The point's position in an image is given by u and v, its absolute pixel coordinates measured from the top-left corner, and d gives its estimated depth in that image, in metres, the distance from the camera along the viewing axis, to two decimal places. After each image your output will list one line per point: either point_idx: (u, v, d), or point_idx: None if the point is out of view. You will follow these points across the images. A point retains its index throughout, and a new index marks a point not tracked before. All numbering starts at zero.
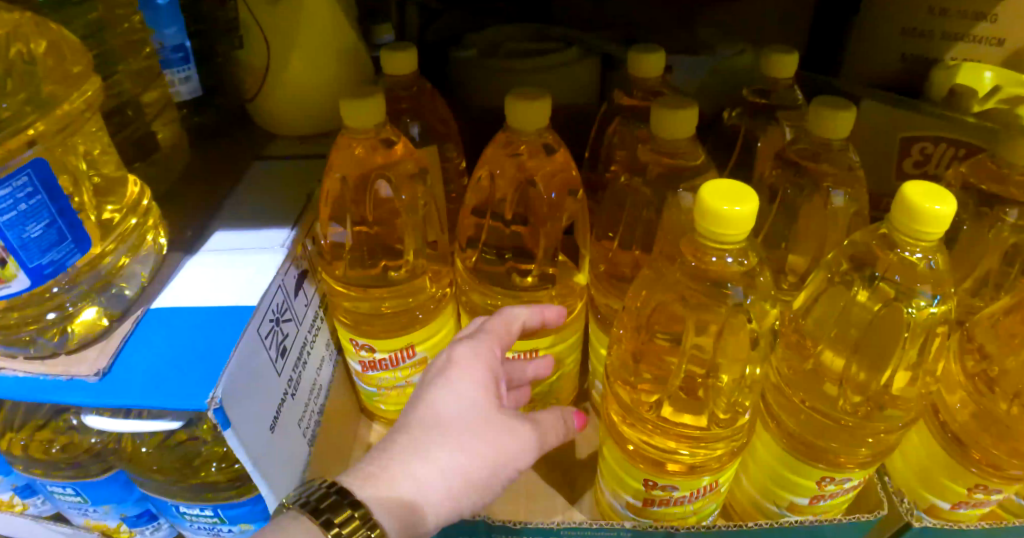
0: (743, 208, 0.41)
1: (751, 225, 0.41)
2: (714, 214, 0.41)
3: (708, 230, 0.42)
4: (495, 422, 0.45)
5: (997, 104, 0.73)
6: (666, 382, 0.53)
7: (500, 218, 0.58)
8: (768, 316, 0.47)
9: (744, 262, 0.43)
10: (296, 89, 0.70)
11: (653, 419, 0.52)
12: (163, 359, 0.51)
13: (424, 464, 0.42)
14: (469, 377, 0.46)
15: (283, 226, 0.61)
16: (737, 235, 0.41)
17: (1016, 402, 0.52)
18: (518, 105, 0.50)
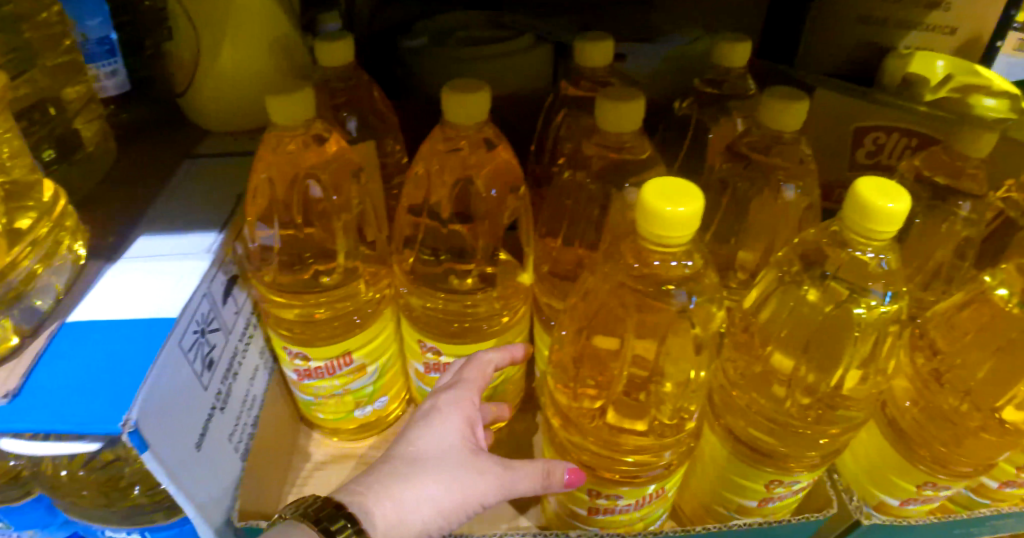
0: (687, 208, 0.38)
1: (696, 224, 0.38)
2: (657, 217, 0.37)
3: (650, 233, 0.38)
4: (472, 462, 0.44)
5: (948, 92, 0.76)
6: (610, 388, 0.50)
7: (437, 217, 0.55)
8: (714, 321, 0.45)
9: (688, 265, 0.41)
10: (226, 83, 0.64)
11: (597, 431, 0.50)
12: (73, 378, 0.48)
13: (400, 487, 0.40)
14: (448, 420, 0.46)
15: (210, 231, 0.58)
16: (683, 237, 0.38)
17: (965, 399, 0.54)
18: (453, 98, 0.47)
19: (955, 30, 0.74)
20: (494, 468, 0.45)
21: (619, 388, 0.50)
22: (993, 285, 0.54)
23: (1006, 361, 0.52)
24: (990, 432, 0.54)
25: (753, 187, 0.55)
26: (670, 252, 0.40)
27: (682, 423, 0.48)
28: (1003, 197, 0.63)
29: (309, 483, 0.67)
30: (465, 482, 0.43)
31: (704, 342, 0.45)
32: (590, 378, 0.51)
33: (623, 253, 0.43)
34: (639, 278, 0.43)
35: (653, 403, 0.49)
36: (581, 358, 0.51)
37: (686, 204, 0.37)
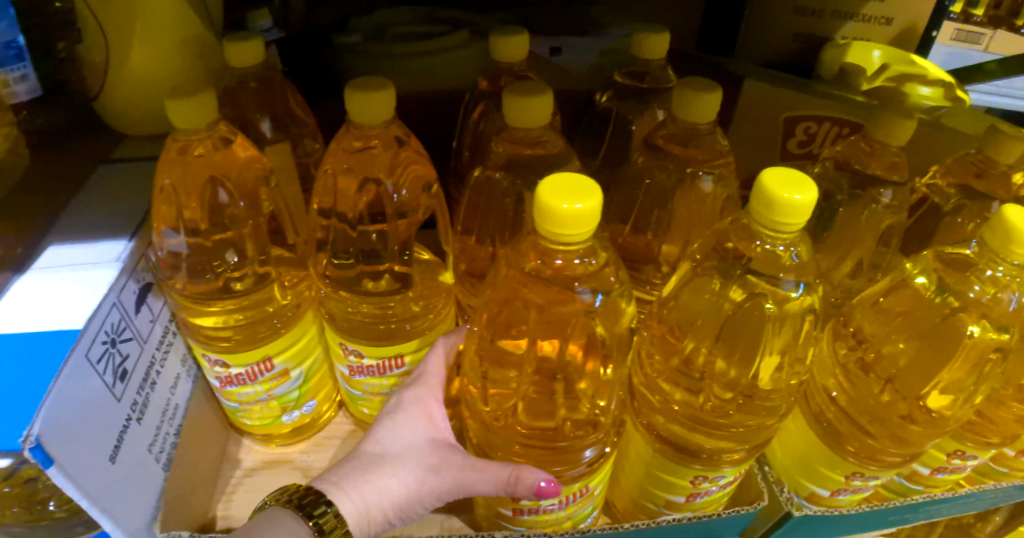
0: (585, 205, 0.36)
1: (597, 219, 0.37)
2: (555, 215, 0.36)
3: (551, 233, 0.37)
4: (441, 457, 0.46)
5: (885, 81, 0.76)
6: (517, 387, 0.49)
7: (346, 220, 0.54)
8: (625, 317, 0.46)
9: (591, 261, 0.42)
10: (137, 84, 0.62)
11: (511, 436, 0.49)
12: None
13: (360, 485, 0.43)
14: (411, 416, 0.48)
15: (121, 238, 0.56)
16: (585, 233, 0.37)
17: (888, 388, 0.54)
18: (357, 96, 0.46)
19: (891, 20, 0.76)
20: (458, 462, 0.46)
21: (526, 387, 0.49)
22: (914, 274, 0.54)
23: (929, 350, 0.53)
24: (918, 423, 0.54)
25: (674, 181, 0.54)
26: (573, 248, 0.39)
27: (595, 421, 0.49)
28: (926, 184, 0.65)
29: (237, 492, 0.65)
30: (425, 476, 0.45)
31: (610, 339, 0.46)
32: (494, 382, 0.49)
33: (524, 251, 0.42)
34: (544, 276, 0.43)
35: (563, 403, 0.49)
36: (485, 361, 0.48)
37: (584, 201, 0.36)
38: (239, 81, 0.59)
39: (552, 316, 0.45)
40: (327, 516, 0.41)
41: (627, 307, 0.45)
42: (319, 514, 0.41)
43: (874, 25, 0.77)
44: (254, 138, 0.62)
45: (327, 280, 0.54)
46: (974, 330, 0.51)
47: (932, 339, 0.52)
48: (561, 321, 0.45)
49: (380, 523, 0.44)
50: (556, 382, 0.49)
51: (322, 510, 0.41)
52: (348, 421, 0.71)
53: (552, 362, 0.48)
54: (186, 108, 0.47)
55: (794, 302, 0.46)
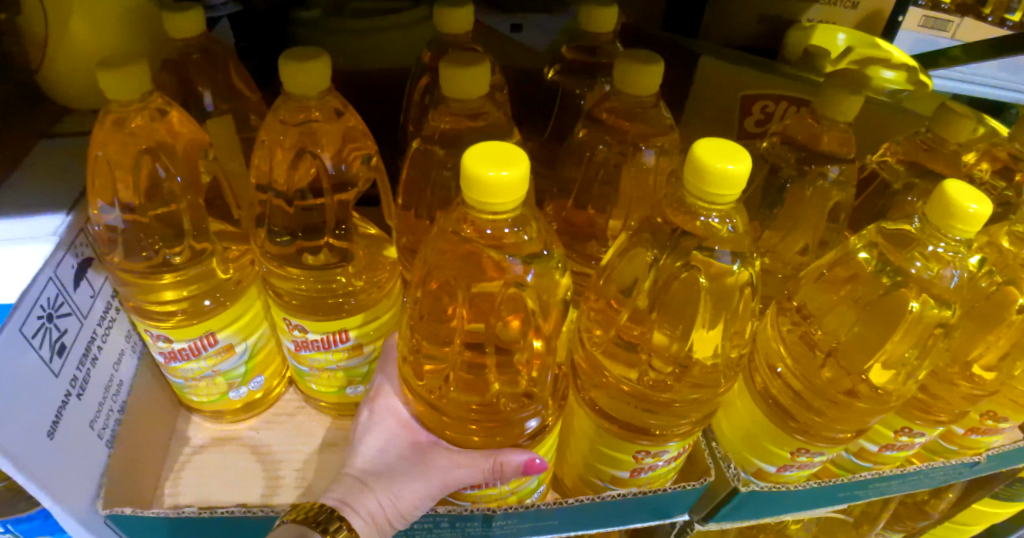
0: (512, 172, 0.36)
1: (524, 188, 0.37)
2: (481, 181, 0.36)
3: (477, 202, 0.37)
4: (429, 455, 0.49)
5: (849, 64, 0.75)
6: (452, 360, 0.49)
7: (283, 195, 0.53)
8: (559, 288, 0.46)
9: (522, 233, 0.42)
10: (75, 57, 0.61)
11: (450, 409, 0.49)
12: None
13: (361, 507, 0.46)
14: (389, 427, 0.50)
15: (57, 212, 0.54)
16: (512, 202, 0.37)
17: (829, 364, 0.54)
18: (291, 66, 0.46)
19: (856, 5, 0.78)
20: (438, 457, 0.48)
21: (460, 359, 0.49)
22: (857, 248, 0.54)
23: (873, 323, 0.53)
24: (862, 399, 0.53)
25: (616, 152, 0.54)
26: (502, 217, 0.39)
27: (530, 392, 0.49)
28: (878, 161, 0.65)
29: (186, 469, 0.64)
30: (421, 477, 0.47)
31: (541, 309, 0.46)
32: (429, 358, 0.50)
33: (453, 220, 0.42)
34: (472, 247, 0.43)
35: (495, 377, 0.49)
36: (419, 335, 0.49)
37: (510, 169, 0.36)
38: (182, 54, 0.58)
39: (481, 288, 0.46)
40: (342, 532, 0.44)
41: (562, 278, 0.45)
42: (334, 530, 0.44)
43: (840, 7, 0.78)
44: (197, 112, 0.61)
45: (267, 257, 0.54)
46: (914, 306, 0.50)
47: (875, 313, 0.52)
48: (494, 293, 0.45)
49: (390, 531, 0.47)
50: (488, 356, 0.49)
51: (336, 527, 0.44)
52: (298, 399, 0.70)
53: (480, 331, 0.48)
54: (118, 79, 0.47)
55: (732, 275, 0.47)
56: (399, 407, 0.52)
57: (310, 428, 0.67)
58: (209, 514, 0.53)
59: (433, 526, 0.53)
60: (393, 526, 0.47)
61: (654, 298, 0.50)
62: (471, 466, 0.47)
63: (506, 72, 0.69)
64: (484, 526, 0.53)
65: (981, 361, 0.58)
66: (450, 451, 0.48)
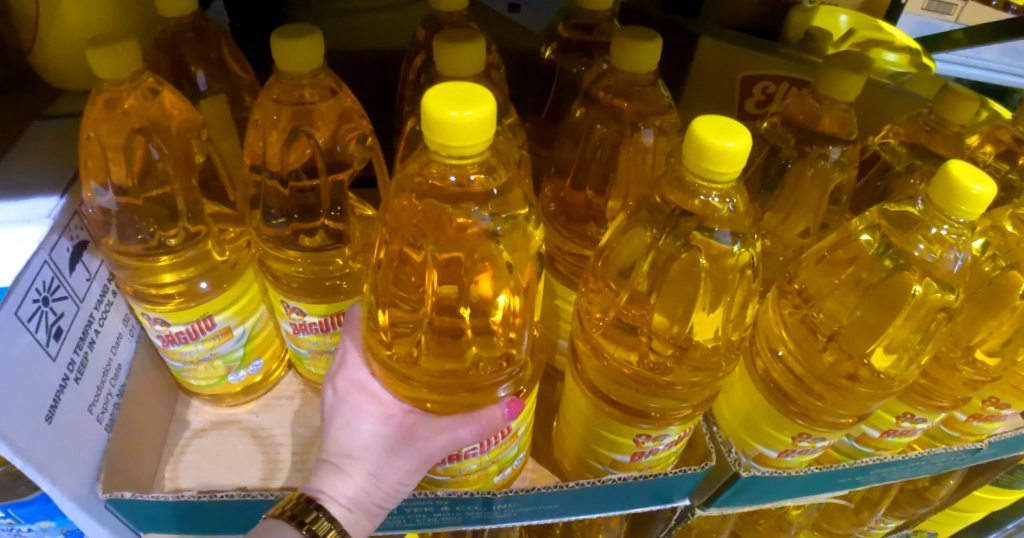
0: (475, 112, 0.35)
1: (489, 130, 0.36)
2: (442, 123, 0.35)
3: (439, 146, 0.36)
4: (400, 432, 0.46)
5: (850, 47, 0.75)
6: (424, 321, 0.48)
7: (279, 176, 0.52)
8: (532, 242, 0.46)
9: (487, 180, 0.42)
10: (65, 36, 0.60)
11: (421, 377, 0.47)
12: None
13: (339, 495, 0.45)
14: (355, 405, 0.47)
15: (52, 194, 0.54)
16: (476, 145, 0.36)
17: (831, 348, 0.54)
18: (282, 43, 0.45)
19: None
20: (411, 431, 0.46)
21: (430, 323, 0.48)
22: (859, 230, 0.53)
23: (874, 305, 0.52)
24: (863, 384, 0.53)
25: (615, 132, 0.54)
26: (467, 161, 0.38)
27: (508, 355, 0.49)
28: (880, 142, 0.64)
29: (186, 453, 0.63)
30: (394, 457, 0.45)
31: (520, 271, 0.46)
32: (399, 322, 0.49)
33: (449, 199, 0.42)
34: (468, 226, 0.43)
35: (472, 341, 0.48)
36: (389, 297, 0.48)
37: (472, 108, 0.35)
38: (174, 33, 0.57)
39: (474, 264, 0.46)
40: (321, 521, 0.43)
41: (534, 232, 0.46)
42: (312, 521, 0.43)
43: None
44: (189, 91, 0.60)
45: (264, 240, 0.53)
46: (917, 290, 0.50)
47: (875, 297, 0.52)
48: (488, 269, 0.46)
49: (372, 511, 0.46)
50: (463, 319, 0.48)
51: (315, 517, 0.43)
52: (298, 381, 0.70)
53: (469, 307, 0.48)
54: (108, 57, 0.46)
55: (732, 256, 0.46)
56: (366, 377, 0.48)
57: (306, 410, 0.67)
58: (209, 498, 0.53)
59: (433, 509, 0.53)
60: (375, 505, 0.46)
61: (654, 279, 0.50)
62: (447, 438, 0.46)
63: (504, 52, 0.68)
64: (484, 510, 0.53)
65: (983, 346, 0.57)
66: (423, 422, 0.46)
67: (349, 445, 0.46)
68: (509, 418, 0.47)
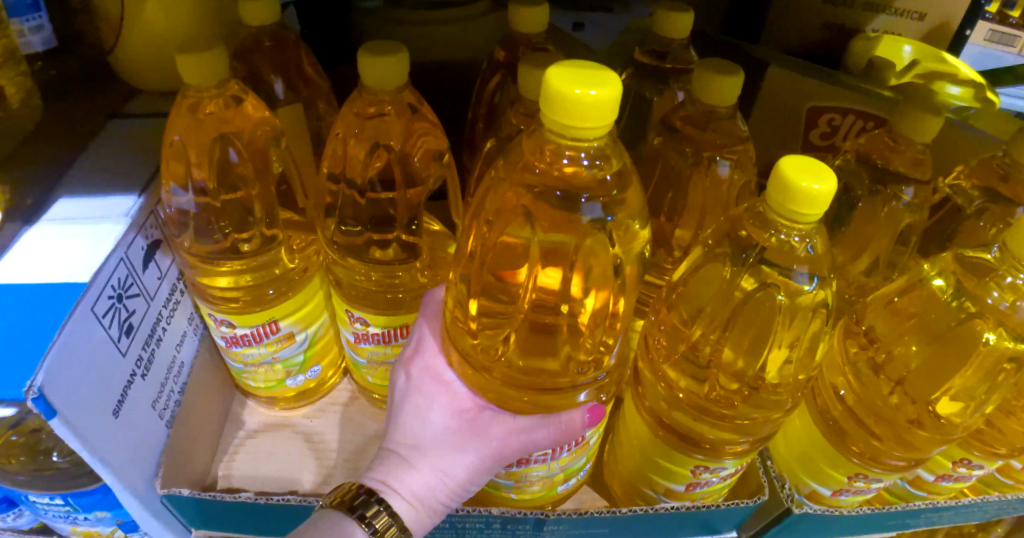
0: (601, 92, 0.34)
1: (613, 112, 0.35)
2: (566, 102, 0.34)
3: (560, 128, 0.35)
4: (472, 428, 0.47)
5: (913, 78, 0.71)
6: (515, 314, 0.48)
7: (355, 187, 0.53)
8: (637, 241, 0.44)
9: (600, 165, 0.40)
10: (148, 40, 0.62)
11: (501, 371, 0.47)
12: None
13: (405, 486, 0.45)
14: (427, 397, 0.48)
15: (130, 194, 0.55)
16: (600, 127, 0.35)
17: (897, 390, 0.52)
18: (369, 59, 0.46)
19: (924, 15, 0.71)
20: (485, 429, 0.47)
21: (524, 318, 0.48)
22: (930, 275, 0.53)
23: (942, 352, 0.51)
24: (925, 429, 0.52)
25: (688, 163, 0.54)
26: (586, 143, 0.37)
27: (599, 360, 0.48)
28: (949, 184, 0.62)
29: (240, 453, 0.65)
30: (464, 452, 0.46)
31: (595, 301, 0.46)
32: (489, 315, 0.48)
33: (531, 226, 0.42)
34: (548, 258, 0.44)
35: (565, 340, 0.47)
36: (483, 292, 0.48)
37: (599, 88, 0.34)
38: (253, 41, 0.58)
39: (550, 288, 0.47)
40: (382, 515, 0.44)
41: (641, 231, 0.44)
42: (373, 515, 0.43)
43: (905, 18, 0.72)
44: (266, 97, 0.61)
45: (334, 247, 0.54)
46: (989, 338, 0.49)
47: (944, 347, 0.51)
48: (566, 284, 0.46)
49: (434, 507, 0.47)
50: (561, 316, 0.47)
51: (376, 513, 0.44)
52: (352, 389, 0.72)
53: (553, 312, 0.47)
54: (197, 64, 0.47)
55: (806, 295, 0.46)
56: (441, 366, 0.49)
57: (362, 419, 0.68)
58: (264, 501, 0.54)
59: (485, 526, 0.53)
60: (439, 501, 0.47)
61: (726, 313, 0.49)
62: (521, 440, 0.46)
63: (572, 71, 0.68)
64: (535, 530, 0.54)
65: None
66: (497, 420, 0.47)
67: (422, 435, 0.47)
68: (589, 423, 0.47)
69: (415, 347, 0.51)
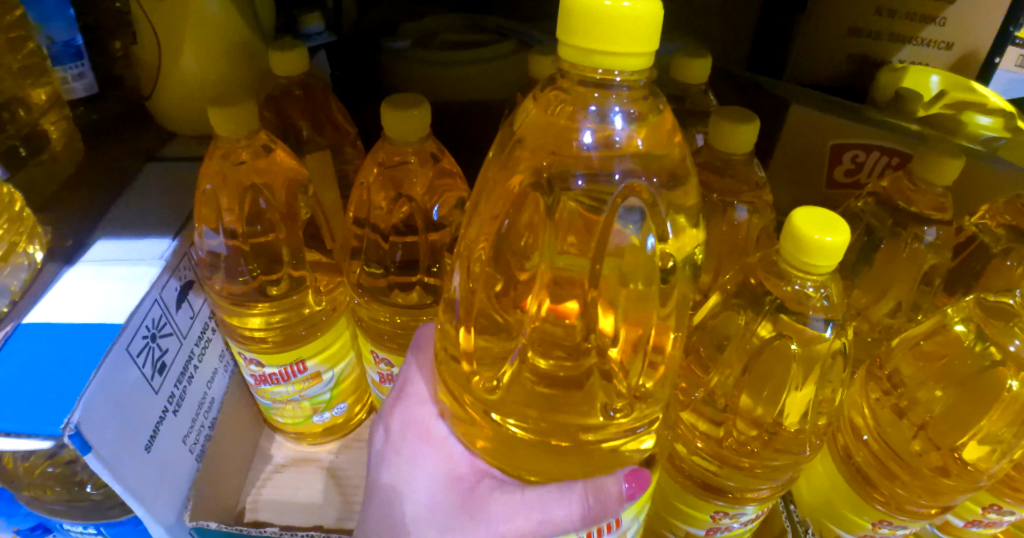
0: (635, 8, 0.30)
1: (651, 33, 0.30)
2: (593, 16, 0.30)
3: (581, 51, 0.31)
4: (459, 500, 0.42)
5: (941, 108, 0.72)
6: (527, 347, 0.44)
7: (378, 231, 0.56)
8: (687, 242, 0.39)
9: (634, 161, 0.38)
10: (184, 88, 0.65)
11: (514, 410, 0.42)
12: (27, 381, 0.47)
13: None
14: (412, 464, 0.45)
15: (164, 236, 0.57)
16: (629, 52, 0.30)
17: (920, 436, 0.52)
18: (392, 112, 0.48)
19: (952, 45, 0.68)
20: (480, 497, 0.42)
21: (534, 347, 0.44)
22: (952, 320, 0.51)
23: (965, 399, 0.50)
24: (951, 477, 0.51)
25: (706, 208, 0.56)
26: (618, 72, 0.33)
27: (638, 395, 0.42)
28: (975, 223, 0.61)
29: (267, 486, 0.67)
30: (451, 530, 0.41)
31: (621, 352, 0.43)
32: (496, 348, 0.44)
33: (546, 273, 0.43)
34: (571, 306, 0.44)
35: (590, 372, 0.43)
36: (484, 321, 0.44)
37: (633, 1, 0.30)
38: (284, 90, 0.63)
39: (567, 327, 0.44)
40: None
41: (692, 228, 0.39)
42: None
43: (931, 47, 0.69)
44: (295, 143, 0.64)
45: (360, 290, 0.56)
46: (1013, 384, 0.47)
47: (969, 391, 0.49)
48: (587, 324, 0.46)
49: None
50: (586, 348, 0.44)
51: None
52: None
53: (576, 345, 0.44)
54: (227, 116, 0.50)
55: (824, 342, 0.46)
56: (428, 421, 0.46)
57: None
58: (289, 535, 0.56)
59: None
60: None
61: (744, 359, 0.49)
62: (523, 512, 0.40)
63: None
64: None
65: None
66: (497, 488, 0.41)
67: (408, 506, 0.43)
68: (628, 499, 0.39)
69: (400, 397, 0.48)
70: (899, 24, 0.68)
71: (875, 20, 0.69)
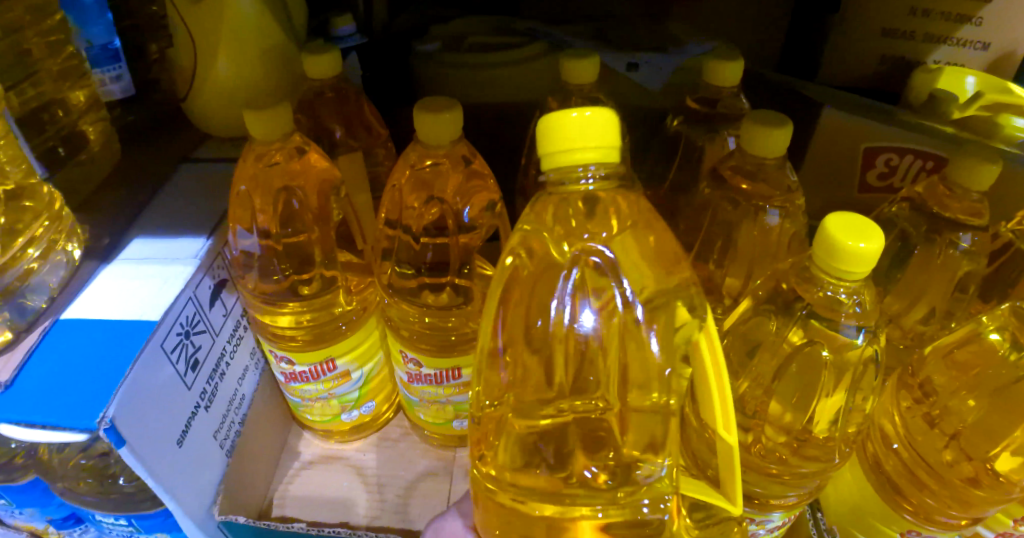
0: (595, 116, 0.35)
1: (612, 133, 0.36)
2: (559, 128, 0.35)
3: (550, 158, 0.36)
4: None
5: (976, 111, 0.69)
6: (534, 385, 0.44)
7: (409, 232, 0.57)
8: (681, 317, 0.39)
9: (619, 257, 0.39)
10: (217, 91, 0.66)
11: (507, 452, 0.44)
12: (68, 375, 0.48)
13: None
14: None
15: (198, 236, 0.59)
16: (594, 148, 0.35)
17: (952, 446, 0.51)
18: (425, 117, 0.48)
19: (988, 45, 0.68)
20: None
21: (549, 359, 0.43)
22: (988, 328, 0.51)
23: (998, 409, 0.49)
24: (982, 488, 0.50)
25: (739, 212, 0.56)
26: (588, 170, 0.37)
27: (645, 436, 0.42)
28: (1012, 229, 0.59)
29: (295, 482, 0.69)
30: None
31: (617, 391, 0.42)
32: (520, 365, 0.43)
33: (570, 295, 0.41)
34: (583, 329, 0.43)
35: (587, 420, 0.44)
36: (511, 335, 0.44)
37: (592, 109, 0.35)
38: (316, 93, 0.65)
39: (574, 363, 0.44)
40: None
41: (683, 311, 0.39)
42: None
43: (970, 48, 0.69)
44: (328, 145, 0.67)
45: (390, 291, 0.57)
46: None
47: (1006, 401, 0.49)
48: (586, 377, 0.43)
49: None
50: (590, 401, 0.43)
51: None
52: (404, 425, 0.74)
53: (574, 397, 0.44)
54: (263, 120, 0.51)
55: (855, 349, 0.45)
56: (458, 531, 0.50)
57: (413, 455, 0.71)
58: (315, 532, 0.57)
59: None
60: None
61: (775, 365, 0.49)
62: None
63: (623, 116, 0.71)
64: None
65: None
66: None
67: None
68: None
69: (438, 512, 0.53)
70: (934, 24, 0.68)
71: (909, 22, 0.68)
